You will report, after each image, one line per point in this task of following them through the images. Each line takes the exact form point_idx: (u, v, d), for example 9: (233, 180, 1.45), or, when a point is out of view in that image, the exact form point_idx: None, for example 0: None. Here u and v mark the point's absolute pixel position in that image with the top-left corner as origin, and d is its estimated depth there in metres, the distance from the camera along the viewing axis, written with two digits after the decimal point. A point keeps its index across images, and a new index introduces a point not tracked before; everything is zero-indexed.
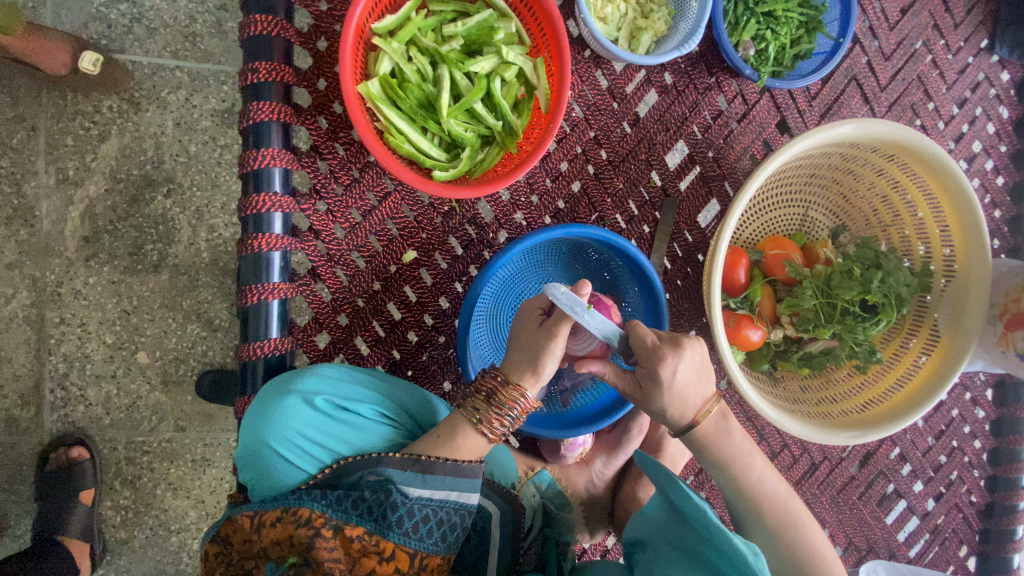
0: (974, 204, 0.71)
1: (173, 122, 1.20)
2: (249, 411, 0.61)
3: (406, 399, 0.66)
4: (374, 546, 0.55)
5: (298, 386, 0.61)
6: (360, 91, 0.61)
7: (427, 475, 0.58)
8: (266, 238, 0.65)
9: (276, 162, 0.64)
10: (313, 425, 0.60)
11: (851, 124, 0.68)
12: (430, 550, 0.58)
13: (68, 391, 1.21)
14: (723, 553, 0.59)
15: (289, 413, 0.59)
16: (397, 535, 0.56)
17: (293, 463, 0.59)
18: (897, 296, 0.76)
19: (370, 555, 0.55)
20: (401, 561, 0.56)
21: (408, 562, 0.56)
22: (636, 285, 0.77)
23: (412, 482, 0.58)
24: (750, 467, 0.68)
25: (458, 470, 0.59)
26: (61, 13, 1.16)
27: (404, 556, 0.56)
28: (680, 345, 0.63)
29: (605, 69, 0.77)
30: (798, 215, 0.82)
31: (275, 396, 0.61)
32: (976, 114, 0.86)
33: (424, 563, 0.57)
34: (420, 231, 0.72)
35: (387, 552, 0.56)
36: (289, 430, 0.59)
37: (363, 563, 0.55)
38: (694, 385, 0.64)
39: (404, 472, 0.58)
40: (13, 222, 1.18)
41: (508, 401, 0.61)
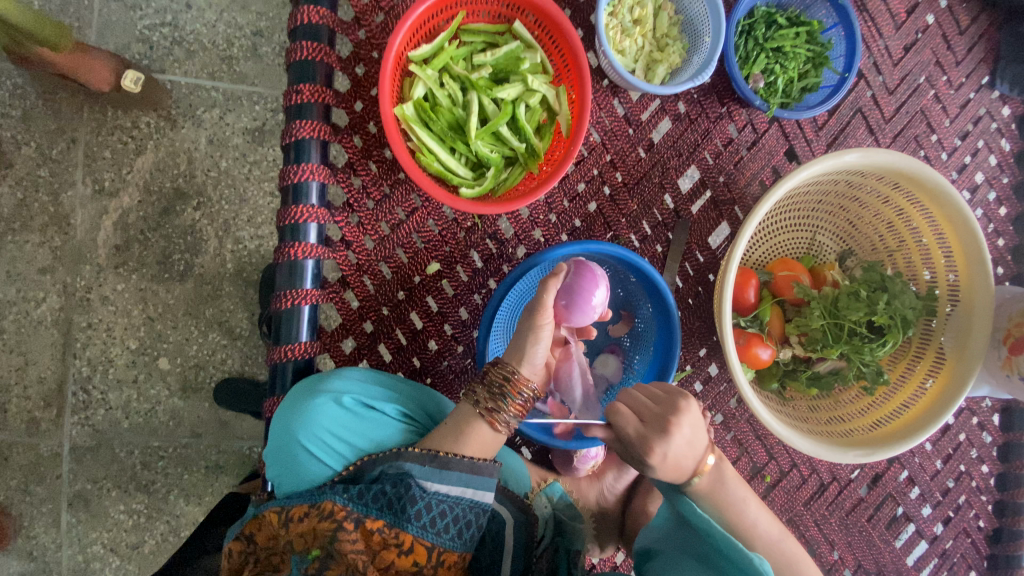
0: (975, 231, 0.74)
1: (206, 138, 1.26)
2: (280, 408, 0.64)
3: (426, 401, 0.69)
4: (393, 539, 0.57)
5: (328, 385, 0.64)
6: (396, 113, 0.65)
7: (444, 471, 0.60)
8: (301, 247, 0.68)
9: (315, 177, 0.68)
10: (340, 422, 0.62)
11: (857, 153, 0.71)
12: (447, 544, 0.60)
13: (90, 394, 1.24)
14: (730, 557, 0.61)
15: (318, 410, 0.62)
16: (416, 527, 0.58)
17: (319, 459, 0.62)
18: (903, 318, 0.79)
19: (390, 548, 0.57)
20: (419, 554, 0.58)
21: (426, 555, 0.58)
22: (649, 302, 0.80)
23: (430, 476, 0.60)
24: (744, 514, 0.69)
25: (473, 468, 0.61)
26: (107, 35, 1.23)
27: (422, 550, 0.58)
28: (668, 430, 0.64)
29: (622, 97, 0.81)
30: (806, 238, 0.85)
31: (305, 394, 0.64)
32: (978, 146, 0.89)
33: (441, 557, 0.59)
34: (444, 245, 0.75)
35: (406, 545, 0.58)
36: (317, 427, 0.62)
37: (383, 555, 0.57)
38: (686, 452, 0.65)
39: (423, 466, 0.60)
40: (49, 229, 1.23)
41: (511, 390, 0.63)
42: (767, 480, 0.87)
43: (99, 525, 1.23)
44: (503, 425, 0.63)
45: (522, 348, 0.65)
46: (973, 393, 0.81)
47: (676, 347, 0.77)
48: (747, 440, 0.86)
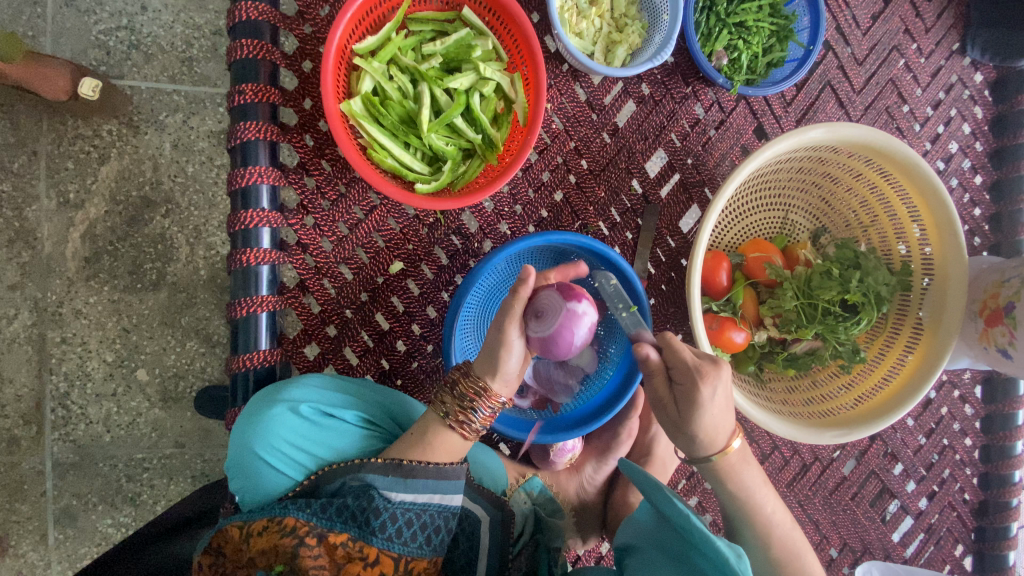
0: (947, 202, 0.72)
1: (171, 143, 1.24)
2: (239, 420, 0.63)
3: (391, 406, 0.68)
4: (358, 552, 0.56)
5: (286, 394, 0.62)
6: (342, 109, 0.63)
7: (409, 480, 0.60)
8: (254, 253, 0.67)
9: (264, 179, 0.66)
10: (300, 433, 0.61)
11: (823, 128, 0.70)
12: (415, 553, 0.59)
13: (69, 409, 1.22)
14: (713, 560, 0.58)
15: (276, 421, 0.61)
16: (381, 539, 0.57)
17: (279, 470, 0.61)
18: (876, 295, 0.77)
19: (354, 561, 0.56)
20: (385, 566, 0.57)
21: (393, 566, 0.57)
22: None
23: (394, 486, 0.59)
24: (738, 477, 0.66)
25: (441, 474, 0.61)
26: (62, 41, 1.20)
27: (388, 561, 0.57)
28: (719, 364, 0.61)
29: (583, 82, 0.79)
30: (779, 218, 0.84)
31: (262, 405, 0.62)
32: (951, 115, 0.87)
33: (409, 567, 0.58)
34: (406, 243, 0.74)
35: (372, 558, 0.56)
36: (275, 438, 0.60)
37: (348, 569, 0.55)
38: (724, 410, 0.62)
39: (386, 477, 0.59)
40: (15, 244, 1.20)
41: (477, 400, 0.62)
42: None
43: (87, 540, 1.22)
44: (471, 432, 0.63)
45: (495, 365, 0.61)
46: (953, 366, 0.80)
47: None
48: None
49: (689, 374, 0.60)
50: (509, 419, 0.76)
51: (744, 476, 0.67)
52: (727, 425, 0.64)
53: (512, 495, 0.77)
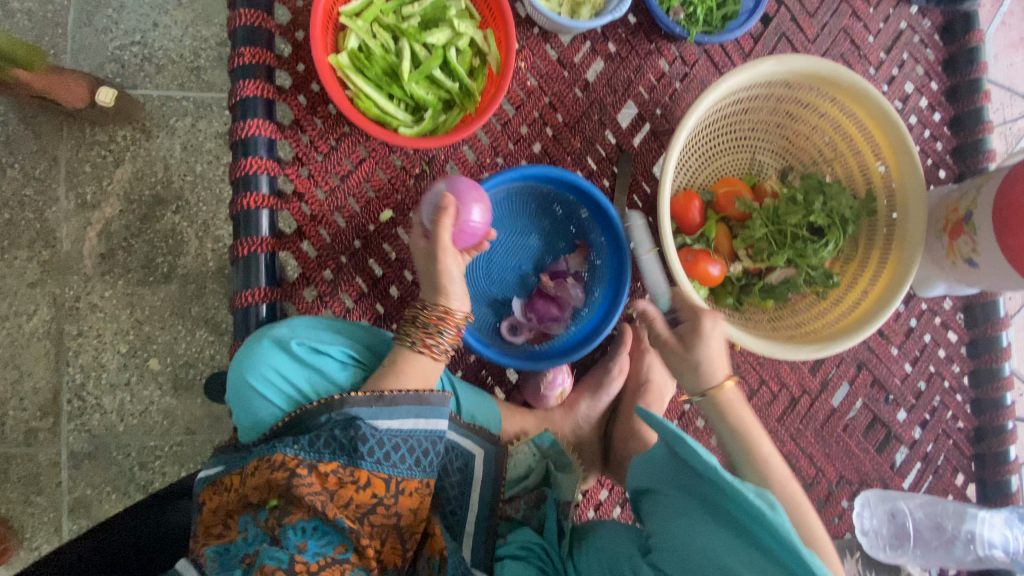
0: (899, 126, 0.77)
1: (181, 146, 1.33)
2: (235, 357, 0.69)
3: (374, 345, 0.73)
4: (349, 477, 0.61)
5: (273, 331, 0.68)
6: (330, 62, 0.69)
7: (393, 408, 0.65)
8: (254, 197, 0.73)
9: (261, 132, 0.73)
10: (286, 364, 0.67)
11: (772, 61, 0.75)
12: (405, 473, 0.64)
13: (85, 400, 1.27)
14: (753, 515, 0.56)
15: (266, 354, 0.67)
16: (370, 463, 0.62)
17: (270, 398, 0.67)
18: (841, 218, 0.81)
19: (347, 486, 0.61)
20: (378, 486, 0.63)
21: (385, 486, 0.63)
22: (602, 232, 0.83)
23: (378, 416, 0.65)
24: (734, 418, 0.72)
25: (420, 400, 0.67)
26: (81, 57, 1.31)
27: (380, 483, 0.63)
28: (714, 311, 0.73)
29: (553, 42, 0.84)
30: (746, 159, 0.88)
31: (254, 341, 0.68)
32: (903, 58, 0.93)
33: (401, 486, 0.64)
34: (394, 192, 0.79)
35: (363, 481, 0.62)
36: (264, 369, 0.66)
37: (342, 493, 0.61)
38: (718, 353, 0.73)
39: (371, 408, 0.65)
40: (36, 244, 1.27)
41: (431, 321, 0.69)
42: None
43: None
44: (439, 352, 0.69)
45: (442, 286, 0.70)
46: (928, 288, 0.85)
47: (626, 275, 0.81)
48: None
49: (693, 309, 0.73)
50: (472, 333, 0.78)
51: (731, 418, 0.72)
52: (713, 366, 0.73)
53: (518, 447, 0.81)
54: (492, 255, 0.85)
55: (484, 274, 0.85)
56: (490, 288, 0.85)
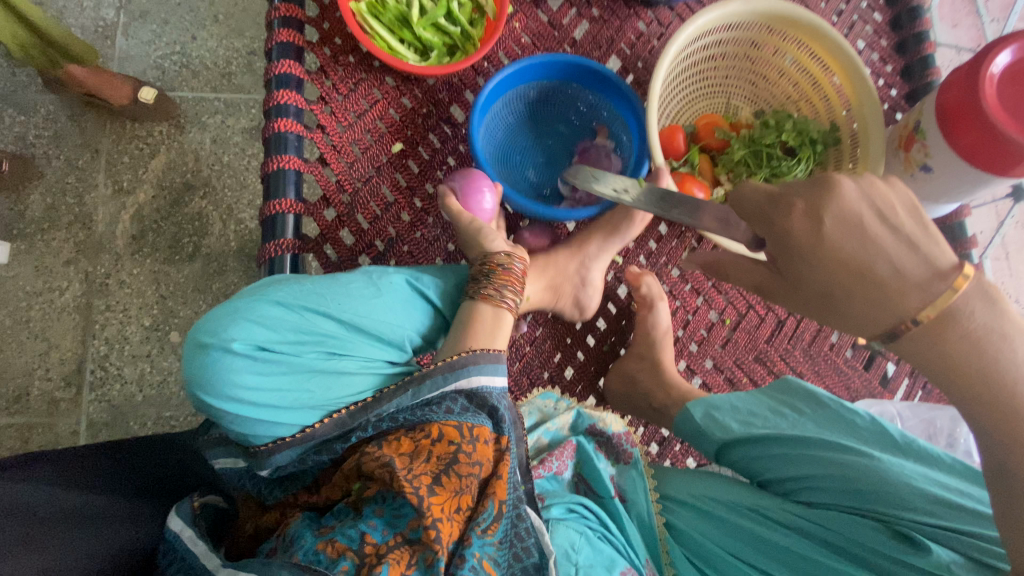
0: (855, 59, 0.86)
1: (211, 139, 1.46)
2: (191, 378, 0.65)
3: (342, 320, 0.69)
4: (421, 435, 0.62)
5: (219, 338, 0.64)
6: (351, 7, 0.81)
7: (425, 381, 0.66)
8: (283, 123, 0.82)
9: (292, 70, 0.84)
10: (246, 367, 0.64)
11: (740, 2, 0.85)
12: (475, 420, 0.64)
13: (107, 371, 1.33)
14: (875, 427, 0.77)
15: (221, 363, 0.64)
16: (437, 417, 0.63)
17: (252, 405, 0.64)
18: (810, 141, 0.90)
19: (421, 443, 0.61)
20: (450, 435, 0.61)
21: (459, 433, 0.62)
22: (625, 129, 0.93)
23: (419, 392, 0.66)
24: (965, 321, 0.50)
25: (453, 366, 0.67)
26: (127, 65, 1.47)
27: (452, 432, 0.62)
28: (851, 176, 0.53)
29: (543, 8, 0.97)
30: (722, 102, 0.99)
31: (205, 355, 0.65)
32: (853, 21, 1.06)
33: (475, 433, 0.63)
34: (405, 129, 0.89)
35: (435, 434, 0.62)
36: (228, 377, 0.63)
37: (419, 449, 0.61)
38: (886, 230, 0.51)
39: (408, 392, 0.66)
40: (74, 226, 1.38)
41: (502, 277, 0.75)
42: (729, 323, 0.95)
43: None
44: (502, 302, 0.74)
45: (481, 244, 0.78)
46: None
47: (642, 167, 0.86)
48: (703, 287, 0.96)
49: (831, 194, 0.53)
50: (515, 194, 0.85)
51: (777, 219, 0.53)
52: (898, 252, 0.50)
53: (529, 400, 0.86)
54: (526, 151, 0.97)
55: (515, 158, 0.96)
56: (528, 181, 0.97)
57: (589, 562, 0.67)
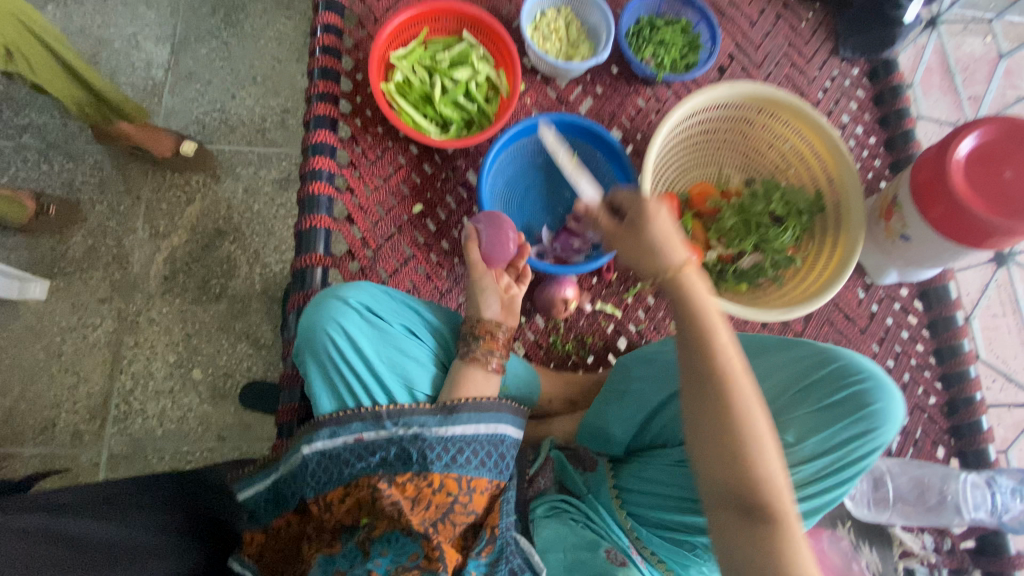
0: (834, 137, 0.94)
1: (243, 189, 1.58)
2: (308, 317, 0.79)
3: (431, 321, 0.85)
4: (424, 482, 0.69)
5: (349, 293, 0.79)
6: (382, 87, 0.92)
7: (453, 416, 0.71)
8: (318, 185, 0.91)
9: (328, 139, 0.94)
10: (358, 324, 0.78)
11: (726, 86, 0.95)
12: (473, 472, 0.71)
13: (130, 405, 1.39)
14: None
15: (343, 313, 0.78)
16: (440, 466, 0.69)
17: (348, 360, 0.76)
18: (795, 211, 0.98)
19: (424, 491, 0.68)
20: (450, 486, 0.69)
21: (457, 486, 0.69)
22: None
23: (442, 423, 0.71)
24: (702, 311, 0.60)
25: (477, 408, 0.72)
26: (172, 120, 1.61)
27: (452, 483, 0.69)
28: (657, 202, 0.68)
29: (552, 85, 1.08)
30: (714, 171, 1.07)
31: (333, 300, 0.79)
32: (838, 97, 1.16)
33: (472, 484, 0.70)
34: (426, 192, 0.99)
35: (438, 484, 0.69)
36: (344, 325, 0.77)
37: (421, 496, 0.68)
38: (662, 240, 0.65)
39: (434, 418, 0.71)
40: (111, 267, 1.48)
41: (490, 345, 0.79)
42: None
43: None
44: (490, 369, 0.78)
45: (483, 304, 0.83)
46: (885, 278, 0.99)
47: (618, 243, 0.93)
48: None
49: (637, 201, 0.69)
50: None
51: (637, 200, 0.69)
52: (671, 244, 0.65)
53: None
54: (526, 193, 1.03)
55: (519, 210, 1.02)
56: (521, 222, 1.02)
57: (575, 546, 0.72)
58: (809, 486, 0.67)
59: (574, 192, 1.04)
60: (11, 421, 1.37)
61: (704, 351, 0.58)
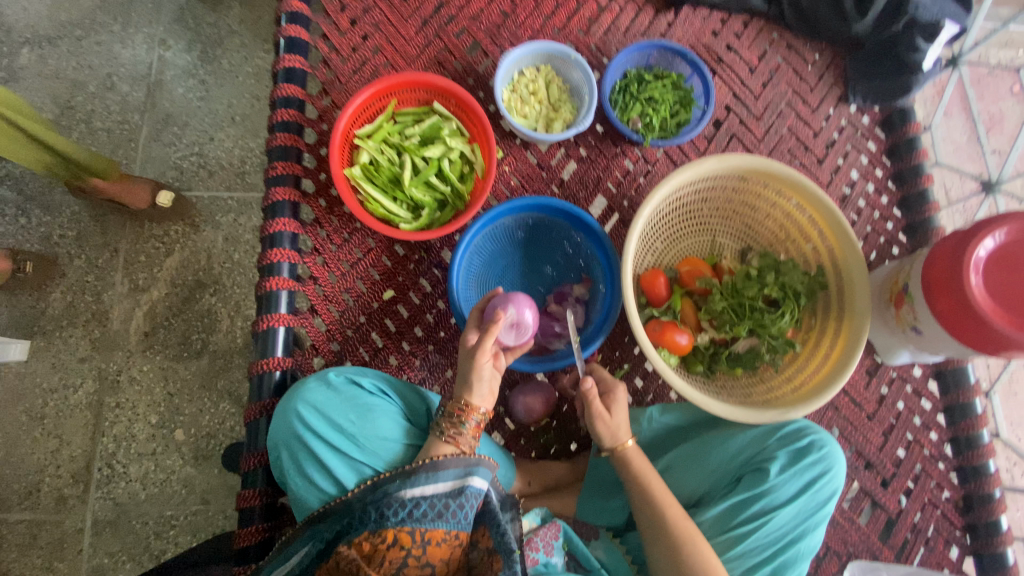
0: (837, 216, 0.86)
1: (223, 237, 1.52)
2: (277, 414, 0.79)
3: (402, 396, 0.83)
4: (379, 541, 0.68)
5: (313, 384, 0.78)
6: (345, 173, 0.85)
7: (412, 477, 0.71)
8: (276, 280, 0.86)
9: (287, 227, 0.87)
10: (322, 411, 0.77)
11: (715, 160, 0.86)
12: (428, 524, 0.70)
13: (113, 468, 1.37)
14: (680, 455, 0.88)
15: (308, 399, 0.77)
16: (394, 521, 0.69)
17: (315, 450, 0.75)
18: (795, 291, 0.90)
19: (378, 547, 0.68)
20: (404, 540, 0.68)
21: (410, 538, 0.68)
22: (604, 282, 0.93)
23: (403, 486, 0.71)
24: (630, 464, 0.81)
25: (464, 461, 0.73)
26: (148, 166, 1.56)
27: (405, 537, 0.68)
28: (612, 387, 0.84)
29: (533, 149, 1.00)
30: (708, 241, 1.00)
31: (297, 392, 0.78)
32: (846, 150, 1.06)
33: (426, 536, 0.69)
34: (396, 276, 0.92)
35: (391, 539, 0.68)
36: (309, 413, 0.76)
37: (376, 555, 0.67)
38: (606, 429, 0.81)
39: (397, 482, 0.71)
40: (90, 324, 1.44)
41: (463, 414, 0.75)
42: None
43: None
44: (465, 445, 0.75)
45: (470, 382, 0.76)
46: (897, 360, 0.90)
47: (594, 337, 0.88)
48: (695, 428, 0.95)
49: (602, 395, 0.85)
50: None
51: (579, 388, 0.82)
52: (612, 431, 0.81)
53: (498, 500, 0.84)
54: (504, 273, 0.97)
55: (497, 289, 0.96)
56: None
57: None
58: (792, 523, 0.81)
59: (556, 269, 0.98)
60: None
61: (642, 494, 0.78)
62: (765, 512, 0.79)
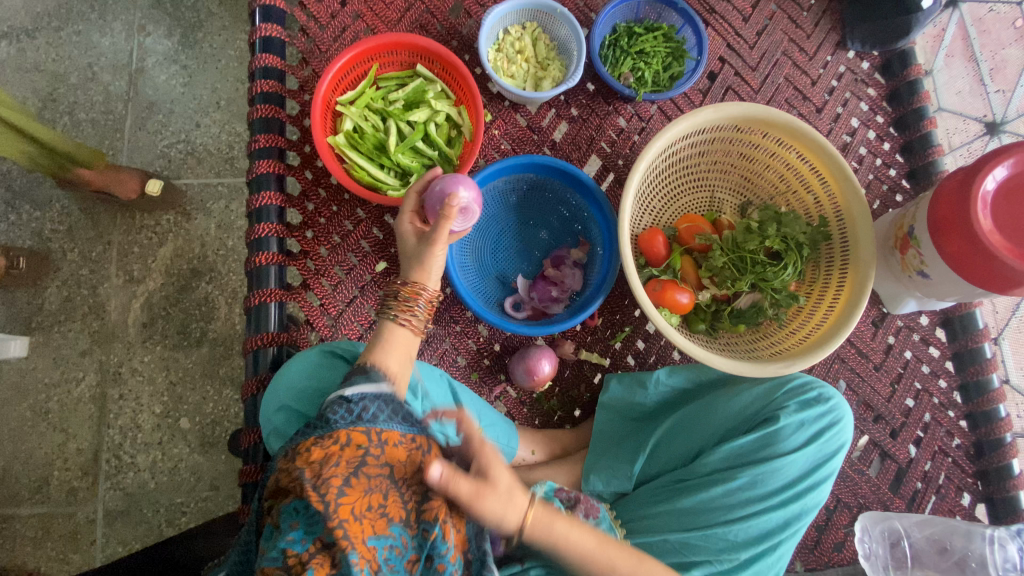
0: (839, 161, 0.83)
1: (216, 224, 1.50)
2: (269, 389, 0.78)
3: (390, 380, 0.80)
4: (330, 445, 0.59)
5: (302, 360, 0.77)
6: (329, 142, 0.82)
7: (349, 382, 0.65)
8: (265, 256, 0.84)
9: (273, 201, 0.85)
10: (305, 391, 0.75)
11: (710, 110, 0.83)
12: (384, 424, 0.61)
13: (121, 459, 1.37)
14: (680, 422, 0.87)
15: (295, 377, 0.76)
16: (344, 424, 0.60)
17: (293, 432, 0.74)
18: (796, 243, 0.87)
19: (330, 450, 0.58)
20: (359, 440, 0.59)
21: (367, 437, 0.60)
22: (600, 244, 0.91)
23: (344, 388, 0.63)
24: (544, 531, 0.64)
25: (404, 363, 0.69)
26: (135, 156, 1.53)
27: (360, 436, 0.59)
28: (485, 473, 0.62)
29: (522, 111, 0.97)
30: (706, 197, 0.98)
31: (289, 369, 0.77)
32: (846, 97, 1.03)
33: (384, 437, 0.61)
34: (389, 247, 0.90)
35: (343, 440, 0.59)
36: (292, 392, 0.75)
37: (326, 460, 0.58)
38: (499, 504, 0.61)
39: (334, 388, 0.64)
40: (88, 317, 1.44)
41: (411, 295, 0.73)
42: None
43: None
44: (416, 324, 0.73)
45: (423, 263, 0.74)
46: (903, 309, 0.89)
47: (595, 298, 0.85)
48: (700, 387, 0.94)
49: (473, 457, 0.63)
50: (480, 308, 0.85)
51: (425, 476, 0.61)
52: (500, 508, 0.61)
53: None
54: (499, 240, 0.95)
55: (491, 256, 0.95)
56: (494, 268, 0.95)
57: None
58: (795, 477, 0.80)
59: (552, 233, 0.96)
60: (5, 482, 1.36)
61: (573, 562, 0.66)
62: (772, 459, 0.79)
